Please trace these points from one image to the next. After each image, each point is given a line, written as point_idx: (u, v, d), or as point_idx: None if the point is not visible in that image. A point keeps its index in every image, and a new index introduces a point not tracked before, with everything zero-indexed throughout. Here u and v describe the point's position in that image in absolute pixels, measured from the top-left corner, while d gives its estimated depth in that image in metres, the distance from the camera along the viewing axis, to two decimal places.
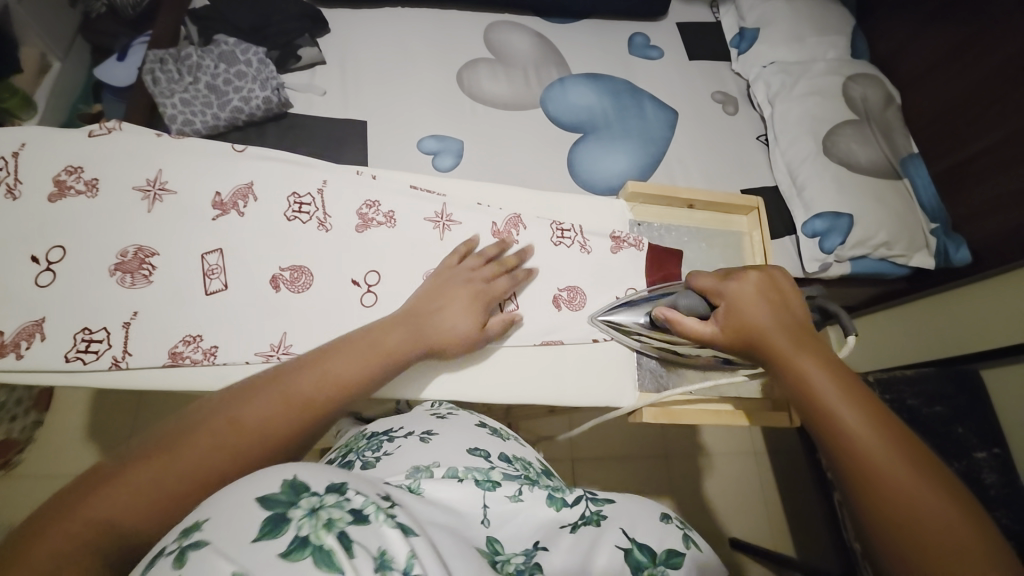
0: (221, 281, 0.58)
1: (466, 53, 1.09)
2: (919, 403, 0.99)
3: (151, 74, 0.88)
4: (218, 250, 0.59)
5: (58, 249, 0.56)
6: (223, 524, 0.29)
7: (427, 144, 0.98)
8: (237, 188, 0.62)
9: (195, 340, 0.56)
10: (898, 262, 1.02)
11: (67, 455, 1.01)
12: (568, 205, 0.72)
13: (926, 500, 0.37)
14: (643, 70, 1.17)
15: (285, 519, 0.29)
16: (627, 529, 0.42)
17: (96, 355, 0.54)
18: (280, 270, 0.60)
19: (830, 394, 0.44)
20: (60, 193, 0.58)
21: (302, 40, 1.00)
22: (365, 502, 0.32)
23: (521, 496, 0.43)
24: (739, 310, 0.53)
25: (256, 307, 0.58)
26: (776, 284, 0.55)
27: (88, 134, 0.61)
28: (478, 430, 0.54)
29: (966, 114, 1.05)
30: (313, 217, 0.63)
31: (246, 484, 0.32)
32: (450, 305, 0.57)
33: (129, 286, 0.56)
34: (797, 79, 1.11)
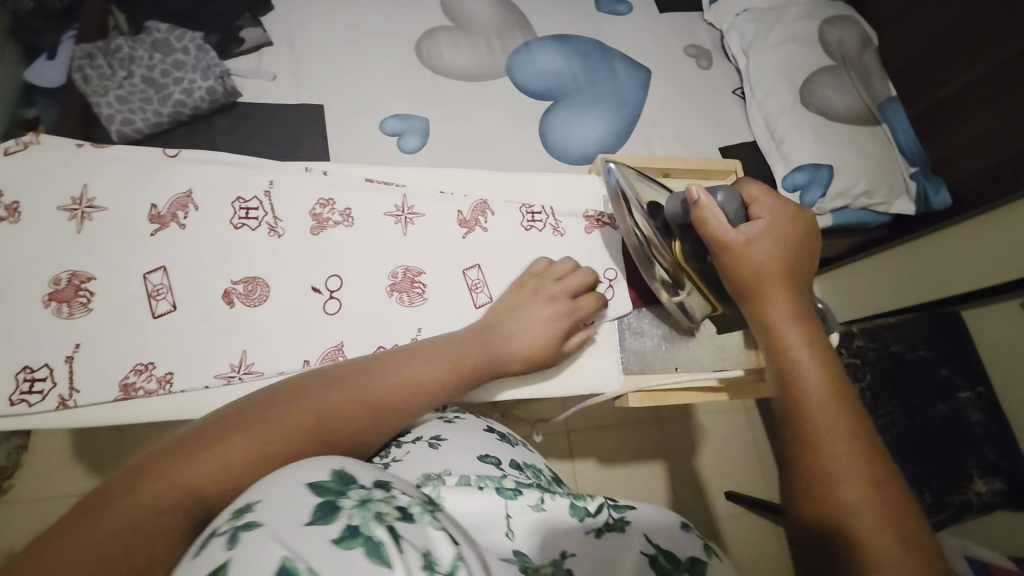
0: (169, 301, 0.55)
1: (424, 22, 1.02)
2: (903, 348, 1.03)
3: (81, 72, 0.81)
4: (161, 268, 0.56)
5: None
6: (274, 507, 0.29)
7: (390, 125, 0.93)
8: (175, 199, 0.58)
9: (147, 369, 0.53)
10: (879, 211, 1.01)
11: (54, 475, 0.99)
12: (537, 186, 0.69)
13: (852, 485, 0.37)
14: (611, 27, 1.11)
15: (338, 506, 0.29)
16: (650, 535, 0.41)
17: (41, 395, 0.50)
18: (233, 284, 0.57)
19: (812, 373, 0.44)
20: None
21: (243, 21, 0.93)
22: (412, 502, 0.32)
23: (543, 505, 0.41)
24: (773, 233, 0.52)
25: (211, 326, 0.55)
26: (802, 235, 0.54)
27: (3, 152, 0.56)
28: (487, 437, 0.54)
29: (944, 51, 1.02)
30: (262, 223, 0.59)
31: (291, 474, 0.31)
32: (522, 325, 0.56)
33: (67, 317, 0.53)
34: (771, 26, 1.07)
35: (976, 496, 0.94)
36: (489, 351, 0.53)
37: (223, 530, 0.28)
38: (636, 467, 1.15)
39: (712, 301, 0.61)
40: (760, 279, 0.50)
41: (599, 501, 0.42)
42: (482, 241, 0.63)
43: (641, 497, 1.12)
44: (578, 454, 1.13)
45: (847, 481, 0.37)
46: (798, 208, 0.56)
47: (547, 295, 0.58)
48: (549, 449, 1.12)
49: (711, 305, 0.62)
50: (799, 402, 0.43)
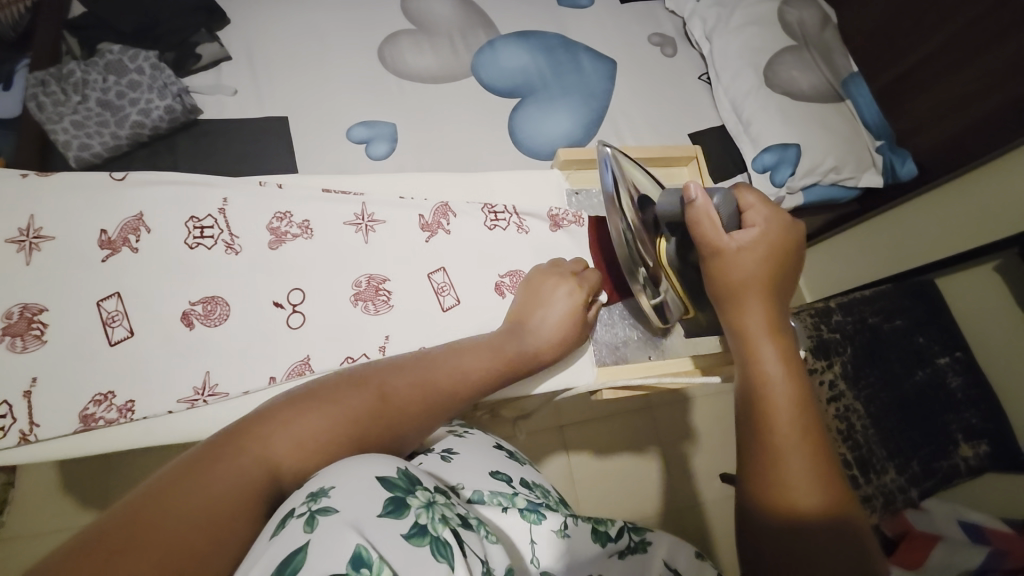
0: (126, 327, 0.54)
1: (384, 26, 1.02)
2: (879, 320, 1.02)
3: (34, 99, 0.79)
4: (116, 294, 0.55)
5: None
6: (349, 496, 0.30)
7: (357, 132, 0.92)
8: (125, 222, 0.57)
9: (107, 398, 0.52)
10: (848, 186, 1.02)
11: (39, 510, 0.97)
12: (498, 185, 0.68)
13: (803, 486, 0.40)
14: (573, 21, 1.11)
15: (407, 503, 0.30)
16: (668, 560, 0.43)
17: (0, 433, 0.49)
18: (191, 305, 0.56)
19: (776, 373, 0.46)
20: None
21: (198, 37, 0.91)
22: (468, 515, 0.36)
23: (568, 530, 0.42)
24: (764, 244, 0.52)
25: (173, 350, 0.54)
26: (790, 251, 0.53)
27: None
28: (497, 453, 0.53)
29: (902, 25, 1.04)
30: (218, 240, 0.58)
31: (356, 465, 0.32)
32: (540, 318, 0.57)
33: (22, 350, 0.51)
34: (732, 10, 1.08)
35: (962, 461, 0.97)
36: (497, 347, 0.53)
37: (300, 512, 0.29)
38: (627, 457, 1.15)
39: (687, 305, 0.62)
40: (738, 290, 0.51)
41: (620, 525, 0.44)
42: (445, 244, 0.63)
43: (635, 487, 1.13)
44: (569, 447, 1.13)
45: (802, 491, 0.40)
46: (792, 222, 0.55)
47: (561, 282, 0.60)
48: (540, 445, 1.11)
49: (683, 309, 0.63)
50: (761, 398, 0.45)
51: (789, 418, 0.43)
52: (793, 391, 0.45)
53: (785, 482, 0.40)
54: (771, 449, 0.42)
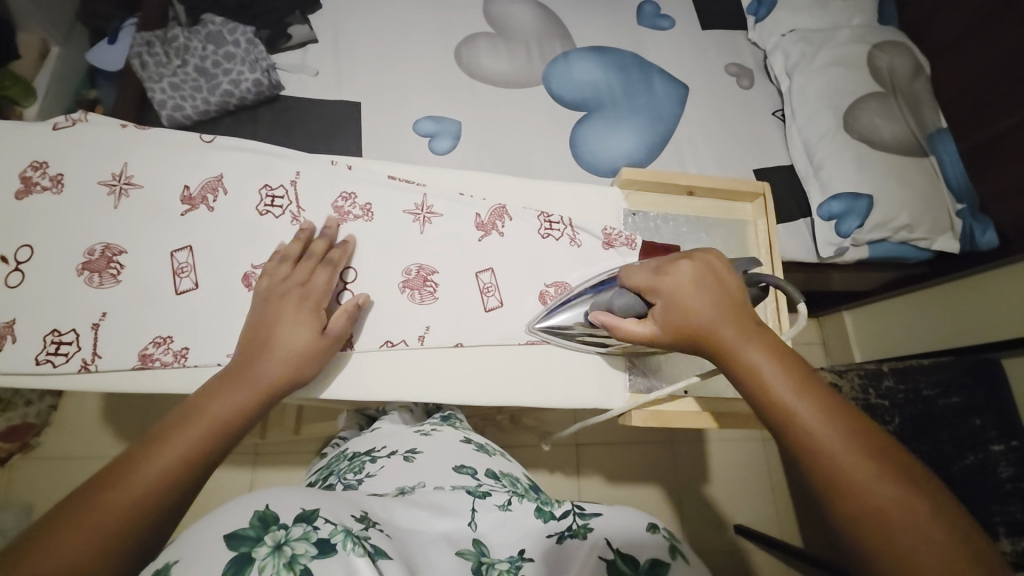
0: (192, 279, 0.57)
1: (466, 27, 1.04)
2: (935, 393, 0.95)
3: (139, 58, 0.86)
4: (188, 247, 0.58)
5: (26, 249, 0.55)
6: (187, 570, 0.28)
7: (423, 126, 0.94)
8: (206, 181, 0.60)
9: (165, 342, 0.55)
10: (920, 246, 0.97)
11: (84, 436, 1.09)
12: (556, 195, 0.68)
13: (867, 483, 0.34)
14: (651, 41, 1.10)
15: (249, 560, 0.28)
16: (612, 540, 0.38)
17: (66, 357, 0.53)
18: (252, 268, 0.58)
19: (774, 376, 0.41)
20: (26, 190, 0.57)
21: (292, 18, 0.97)
22: (334, 530, 0.31)
23: (510, 505, 0.42)
24: (675, 306, 0.49)
25: (229, 307, 0.57)
26: (714, 273, 0.50)
27: (53, 127, 0.60)
28: (464, 447, 0.53)
29: (1003, 84, 0.97)
30: (286, 211, 0.61)
31: (218, 519, 0.31)
32: (278, 333, 0.51)
33: (97, 286, 0.55)
34: (818, 48, 1.04)
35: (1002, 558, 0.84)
36: (255, 378, 0.48)
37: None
38: (641, 489, 1.12)
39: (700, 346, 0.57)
40: (691, 332, 0.47)
41: (566, 507, 0.41)
42: (496, 245, 0.64)
43: None
44: (581, 467, 1.11)
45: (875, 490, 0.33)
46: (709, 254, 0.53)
47: (287, 296, 0.53)
48: (554, 459, 1.10)
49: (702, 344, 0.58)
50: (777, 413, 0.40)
51: (817, 419, 0.38)
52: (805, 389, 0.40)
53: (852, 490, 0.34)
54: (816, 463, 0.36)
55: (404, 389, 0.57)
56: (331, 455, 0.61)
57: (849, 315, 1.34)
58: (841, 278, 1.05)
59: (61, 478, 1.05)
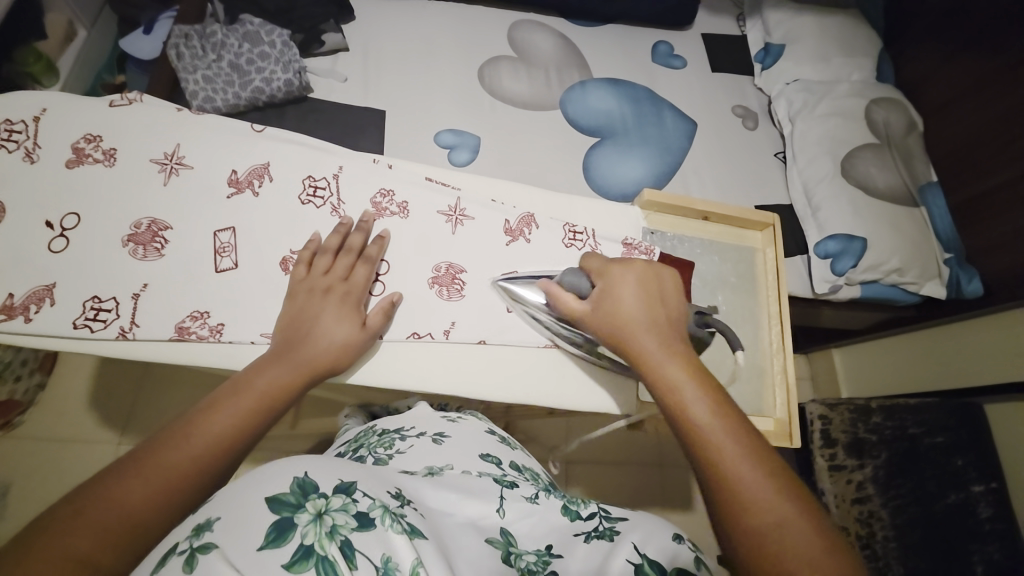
0: (232, 259, 0.58)
1: (490, 50, 1.10)
2: (920, 432, 1.00)
3: (176, 49, 0.88)
4: (231, 228, 0.59)
5: (73, 217, 0.56)
6: (230, 528, 0.29)
7: (444, 138, 0.98)
8: (253, 168, 0.62)
9: (202, 316, 0.56)
10: (909, 290, 1.01)
11: (69, 419, 1.08)
12: (582, 208, 0.70)
13: (776, 512, 0.37)
14: (664, 78, 1.16)
15: (292, 524, 0.29)
16: (638, 543, 0.39)
17: (104, 324, 0.54)
18: (291, 253, 0.60)
19: (697, 404, 0.44)
20: (78, 160, 0.58)
21: (326, 26, 1.01)
22: (372, 505, 0.32)
23: (537, 498, 0.43)
24: (612, 296, 0.53)
25: (265, 288, 0.58)
26: (656, 287, 0.54)
27: (109, 103, 0.62)
28: (488, 437, 0.55)
29: (989, 146, 1.04)
30: (326, 202, 0.63)
31: (257, 480, 0.31)
32: (318, 326, 0.52)
33: (141, 258, 0.56)
34: (820, 98, 1.11)
35: None
36: (302, 358, 0.50)
37: (181, 549, 0.29)
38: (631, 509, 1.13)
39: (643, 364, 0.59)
40: (620, 331, 0.51)
41: (592, 509, 0.43)
42: (522, 251, 0.66)
43: None
44: (569, 483, 1.12)
45: (764, 497, 0.38)
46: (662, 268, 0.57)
47: (329, 292, 0.54)
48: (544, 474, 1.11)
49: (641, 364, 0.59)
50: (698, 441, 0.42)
51: (733, 448, 0.41)
52: (715, 408, 0.44)
53: (751, 501, 0.38)
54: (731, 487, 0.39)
55: (426, 381, 0.58)
56: (356, 429, 0.63)
57: (836, 351, 1.37)
58: (834, 315, 1.10)
59: (40, 458, 1.04)
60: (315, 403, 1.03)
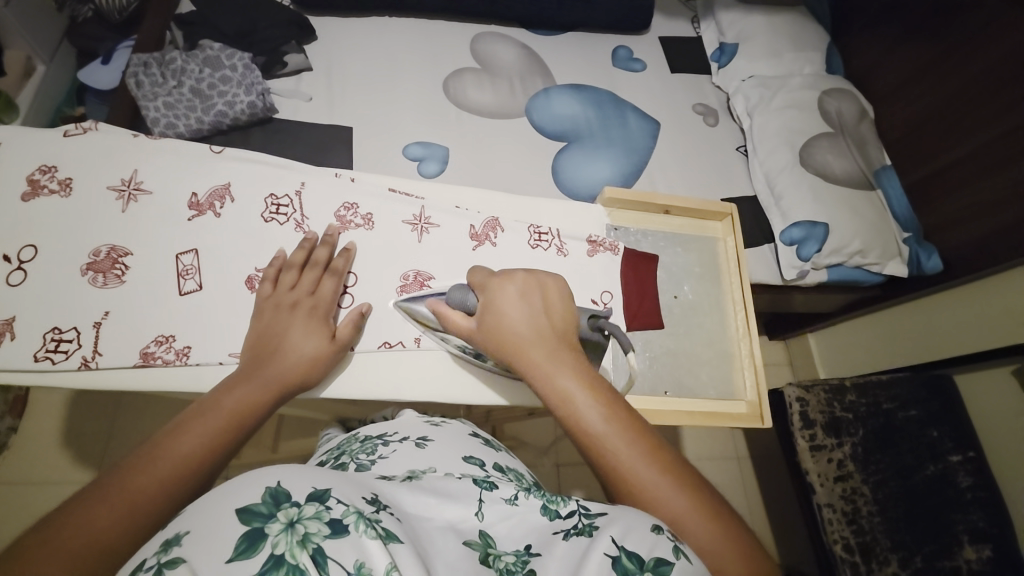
0: (197, 281, 0.58)
1: (453, 62, 1.11)
2: (894, 407, 1.03)
3: (135, 77, 0.88)
4: (193, 250, 0.59)
5: (30, 249, 0.55)
6: (202, 541, 0.29)
7: (412, 151, 0.99)
8: (214, 189, 0.62)
9: (167, 340, 0.55)
10: (873, 270, 1.05)
11: (35, 461, 1.04)
12: (547, 210, 0.72)
13: (666, 498, 0.39)
14: (625, 81, 1.19)
15: (263, 534, 0.29)
16: (617, 537, 0.34)
17: (65, 355, 0.52)
18: (257, 271, 0.60)
19: (585, 405, 0.45)
20: (33, 192, 0.58)
21: (288, 47, 1.01)
22: (346, 511, 0.31)
23: (517, 500, 0.40)
24: (497, 315, 0.52)
25: (233, 308, 0.58)
26: (542, 297, 0.54)
27: (64, 134, 0.61)
28: (472, 439, 0.55)
29: (936, 129, 1.09)
30: (290, 218, 0.63)
31: (230, 491, 0.31)
32: (288, 340, 0.52)
33: (101, 286, 0.55)
34: (775, 92, 1.15)
35: (966, 564, 0.91)
36: (270, 375, 0.49)
37: (150, 564, 0.29)
38: None
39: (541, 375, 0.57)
40: (508, 346, 0.50)
41: (572, 506, 0.38)
42: (489, 255, 0.66)
43: None
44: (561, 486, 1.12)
45: (654, 485, 0.40)
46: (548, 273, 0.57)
47: (296, 307, 0.54)
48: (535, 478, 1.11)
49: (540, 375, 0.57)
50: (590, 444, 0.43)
51: (622, 443, 0.42)
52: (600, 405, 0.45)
53: (644, 492, 0.40)
54: (625, 482, 0.41)
55: (402, 389, 0.58)
56: (335, 439, 0.62)
57: (812, 337, 1.41)
58: (804, 300, 1.13)
59: (9, 503, 1.00)
60: (299, 423, 1.02)
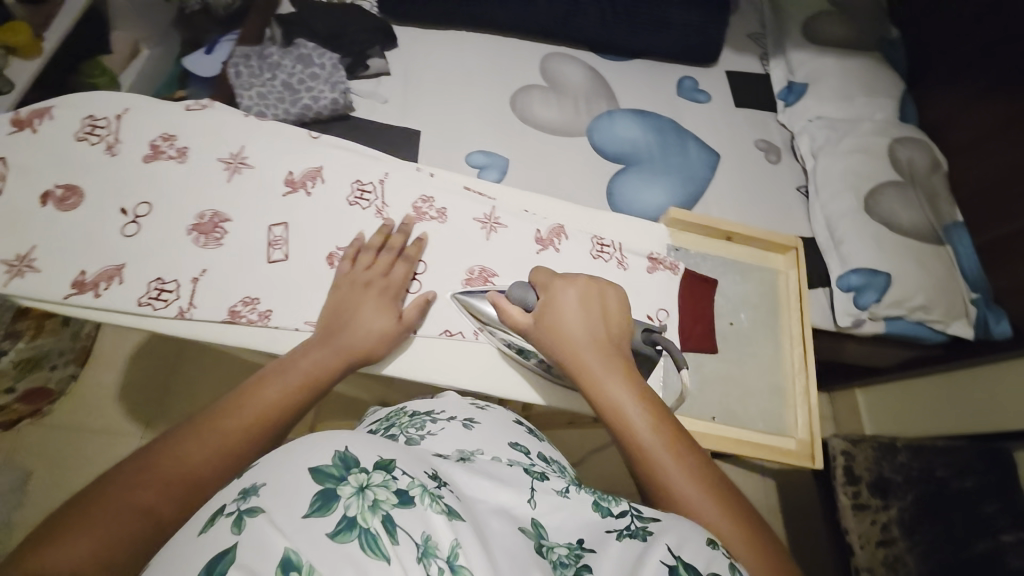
0: (284, 251, 0.62)
1: (522, 78, 1.16)
2: (948, 474, 0.97)
3: (235, 68, 0.96)
4: (284, 224, 0.63)
5: (145, 206, 0.61)
6: (278, 494, 0.31)
7: (475, 158, 1.03)
8: (308, 170, 0.67)
9: (252, 302, 0.59)
10: (935, 328, 1.00)
11: (97, 410, 1.15)
12: (611, 224, 0.73)
13: (708, 512, 0.41)
14: (688, 111, 1.20)
15: (337, 495, 0.30)
16: (673, 546, 0.34)
17: (165, 303, 0.57)
18: (337, 250, 0.63)
19: (637, 417, 0.48)
20: (154, 156, 0.64)
21: (372, 51, 1.08)
22: (412, 483, 0.33)
23: (569, 492, 0.40)
24: (556, 319, 0.55)
25: (312, 280, 0.61)
26: (602, 303, 0.57)
27: (185, 108, 0.67)
28: (517, 428, 0.55)
29: (1016, 189, 1.04)
30: (372, 204, 0.67)
31: (302, 450, 0.33)
32: (357, 317, 0.57)
33: (202, 246, 0.60)
34: (843, 135, 1.14)
35: None
36: (338, 346, 0.55)
37: (230, 510, 0.30)
38: None
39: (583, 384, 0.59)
40: (565, 350, 0.54)
41: (624, 507, 0.38)
42: (552, 260, 0.68)
43: None
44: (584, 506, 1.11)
45: (698, 498, 0.42)
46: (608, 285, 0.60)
47: (369, 287, 0.59)
48: None
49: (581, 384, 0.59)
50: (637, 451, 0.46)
51: (669, 454, 0.45)
52: (651, 416, 0.48)
53: (686, 502, 0.42)
54: (668, 490, 0.43)
55: (456, 378, 0.61)
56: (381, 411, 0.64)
57: (862, 393, 1.35)
58: (857, 350, 1.09)
59: (69, 443, 1.11)
60: (337, 405, 1.06)
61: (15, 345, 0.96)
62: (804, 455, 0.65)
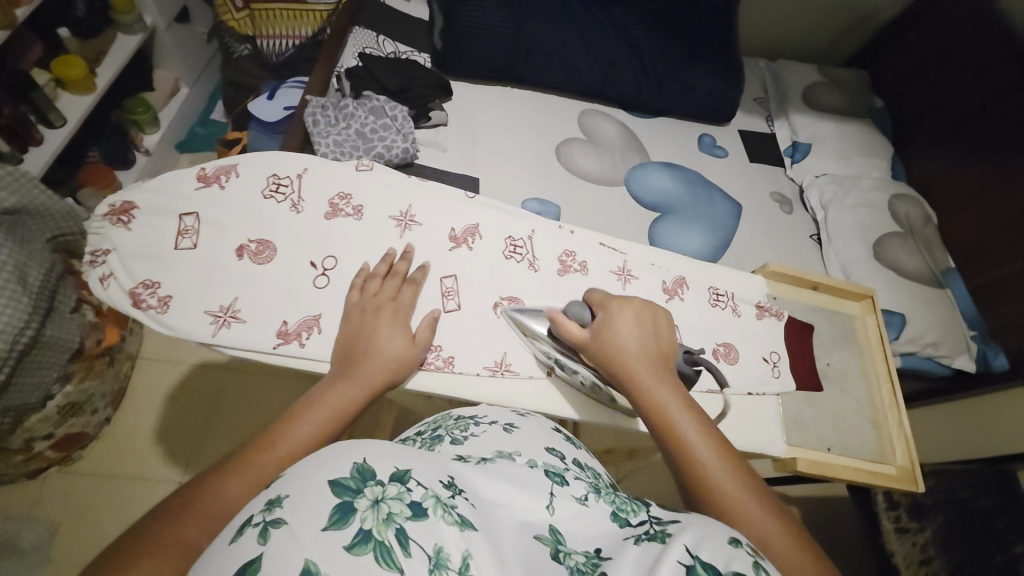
0: (456, 302, 0.71)
1: (564, 132, 1.25)
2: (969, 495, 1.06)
3: (313, 117, 1.01)
4: (453, 276, 0.73)
5: (331, 259, 0.71)
6: (297, 506, 0.32)
7: (530, 205, 1.10)
8: (467, 227, 0.77)
9: (437, 349, 0.68)
10: (943, 361, 1.14)
11: (133, 453, 1.10)
12: (722, 276, 0.80)
13: (749, 511, 0.46)
14: (710, 164, 1.32)
15: (353, 508, 0.31)
16: (691, 547, 0.33)
17: None
18: (501, 299, 0.73)
19: (682, 421, 0.53)
20: (334, 213, 0.73)
21: (433, 104, 1.15)
22: (424, 495, 0.34)
23: (588, 500, 0.42)
24: (609, 330, 0.61)
25: (484, 326, 0.71)
26: (656, 321, 0.63)
27: (356, 168, 0.76)
28: (554, 433, 0.54)
29: (997, 241, 1.21)
30: (525, 258, 0.76)
31: (322, 460, 0.34)
32: (374, 341, 0.61)
33: None
34: (848, 190, 1.28)
35: None
36: (365, 376, 0.57)
37: (256, 519, 0.32)
38: None
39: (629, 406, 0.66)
40: (614, 358, 0.59)
41: (643, 517, 0.39)
42: (679, 308, 0.75)
43: None
44: None
45: (740, 498, 0.47)
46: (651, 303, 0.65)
47: (382, 309, 0.64)
48: None
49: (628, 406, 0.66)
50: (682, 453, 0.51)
51: (712, 458, 0.50)
52: (696, 423, 0.53)
53: (727, 502, 0.47)
54: (710, 489, 0.48)
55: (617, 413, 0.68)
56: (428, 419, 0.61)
57: None
58: None
59: (98, 494, 1.05)
60: None
61: (63, 389, 0.94)
62: (907, 480, 0.74)
